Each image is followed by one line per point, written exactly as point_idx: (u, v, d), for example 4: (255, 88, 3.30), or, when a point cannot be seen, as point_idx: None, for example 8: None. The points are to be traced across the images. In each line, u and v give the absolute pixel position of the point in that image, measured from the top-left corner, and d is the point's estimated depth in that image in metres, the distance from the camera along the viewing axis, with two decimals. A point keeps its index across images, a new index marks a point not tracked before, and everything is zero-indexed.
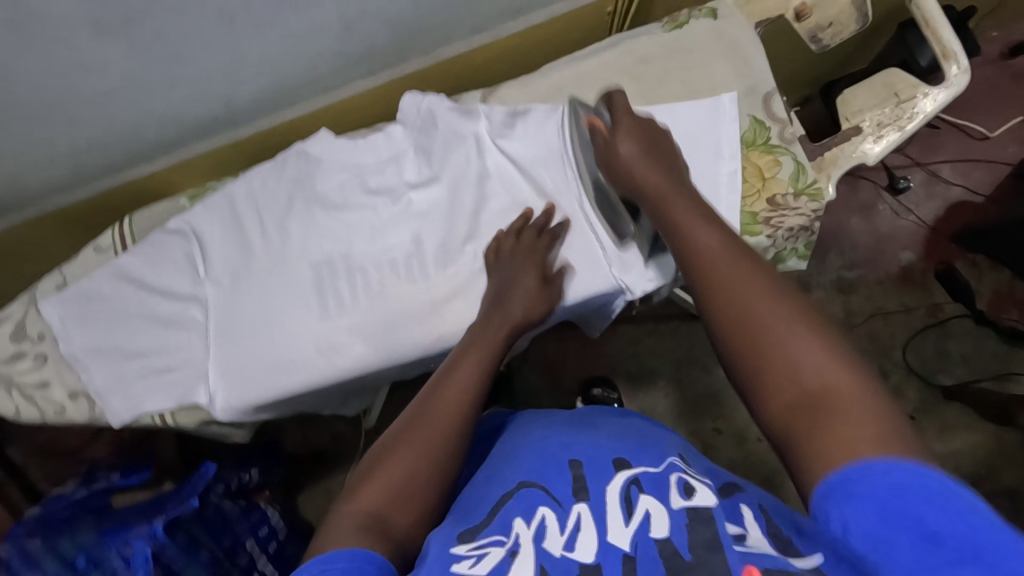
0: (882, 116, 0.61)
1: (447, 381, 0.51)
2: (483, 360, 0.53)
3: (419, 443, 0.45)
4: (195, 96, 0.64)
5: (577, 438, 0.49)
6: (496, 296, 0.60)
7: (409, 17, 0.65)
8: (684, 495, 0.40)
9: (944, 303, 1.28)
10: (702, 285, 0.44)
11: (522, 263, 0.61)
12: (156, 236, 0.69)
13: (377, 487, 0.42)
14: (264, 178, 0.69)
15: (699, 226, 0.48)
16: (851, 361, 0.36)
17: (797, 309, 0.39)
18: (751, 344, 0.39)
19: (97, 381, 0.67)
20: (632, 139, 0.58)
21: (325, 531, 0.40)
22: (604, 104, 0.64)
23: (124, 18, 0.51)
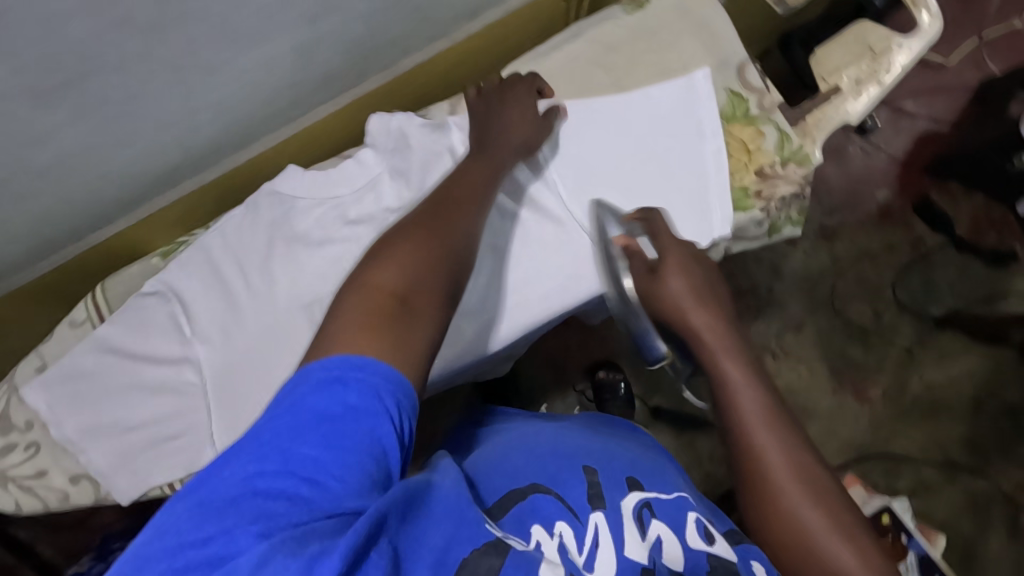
0: (860, 72, 0.61)
1: (455, 186, 0.54)
2: (486, 175, 0.55)
3: (421, 239, 0.47)
4: (152, 148, 0.61)
5: (589, 444, 0.55)
6: (485, 118, 0.60)
7: (363, 34, 0.62)
8: (706, 539, 0.45)
9: (925, 235, 1.28)
10: (752, 481, 0.49)
11: (513, 101, 0.60)
12: (134, 302, 0.66)
13: (394, 266, 0.44)
14: (238, 224, 0.67)
15: (744, 388, 0.51)
16: (875, 555, 0.45)
17: (843, 523, 0.46)
18: (803, 532, 0.46)
19: (98, 462, 0.64)
20: (683, 274, 0.54)
21: (329, 328, 0.40)
22: (636, 220, 0.59)
23: (65, 83, 0.48)
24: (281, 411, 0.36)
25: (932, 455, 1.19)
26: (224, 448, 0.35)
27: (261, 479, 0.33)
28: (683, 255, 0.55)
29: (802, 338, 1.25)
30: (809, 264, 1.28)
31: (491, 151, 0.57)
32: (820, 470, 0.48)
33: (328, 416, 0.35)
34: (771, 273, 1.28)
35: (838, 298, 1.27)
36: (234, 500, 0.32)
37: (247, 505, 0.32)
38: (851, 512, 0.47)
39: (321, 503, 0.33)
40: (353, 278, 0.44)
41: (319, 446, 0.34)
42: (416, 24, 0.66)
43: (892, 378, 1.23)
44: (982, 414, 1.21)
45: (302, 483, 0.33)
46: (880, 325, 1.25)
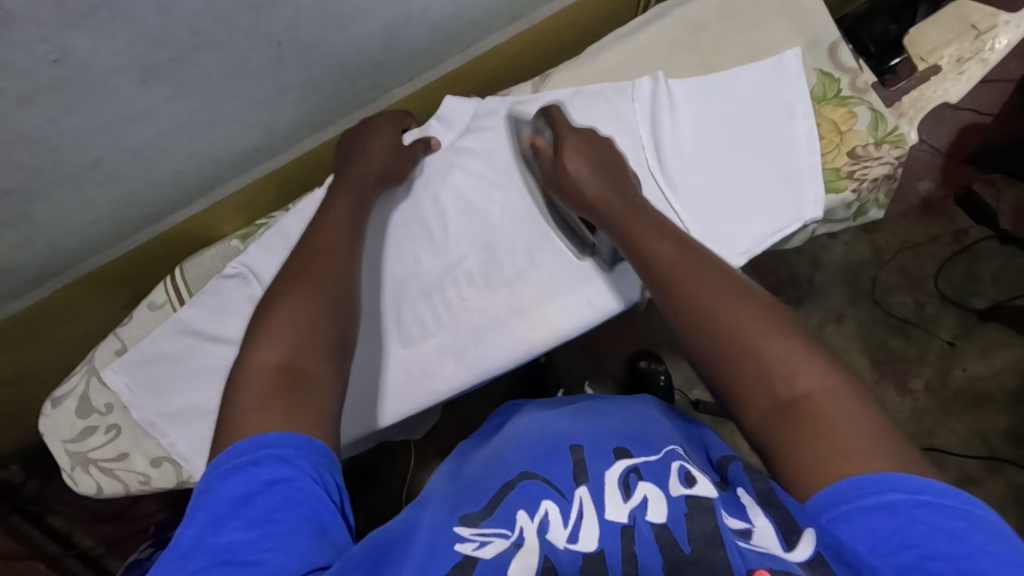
0: (961, 51, 0.61)
1: (332, 227, 0.54)
2: (354, 211, 0.57)
3: (317, 290, 0.48)
4: (237, 132, 0.61)
5: (585, 419, 0.50)
6: (352, 151, 0.62)
7: (449, 15, 0.62)
8: (686, 483, 0.41)
9: (968, 227, 1.26)
10: (675, 311, 0.47)
11: (378, 131, 0.62)
12: (213, 284, 0.65)
13: (279, 341, 0.44)
14: (317, 206, 0.66)
15: (648, 238, 0.52)
16: (815, 351, 0.42)
17: (775, 320, 0.44)
18: (746, 349, 0.43)
19: (180, 445, 0.64)
20: (580, 155, 0.58)
21: (234, 411, 0.41)
22: (540, 119, 0.63)
23: (171, 59, 0.47)
24: (200, 505, 0.37)
25: (975, 449, 1.18)
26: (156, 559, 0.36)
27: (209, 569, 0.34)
28: (585, 138, 0.60)
29: (842, 330, 1.24)
30: (849, 254, 1.27)
31: (363, 184, 0.59)
32: (739, 282, 0.47)
33: (244, 498, 0.37)
34: (811, 264, 1.26)
35: (879, 290, 1.25)
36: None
37: None
38: (775, 309, 0.45)
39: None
40: (240, 362, 0.44)
41: (244, 528, 0.35)
42: (498, 5, 0.65)
43: (934, 370, 1.22)
44: None
45: (236, 568, 0.34)
46: (922, 317, 1.23)
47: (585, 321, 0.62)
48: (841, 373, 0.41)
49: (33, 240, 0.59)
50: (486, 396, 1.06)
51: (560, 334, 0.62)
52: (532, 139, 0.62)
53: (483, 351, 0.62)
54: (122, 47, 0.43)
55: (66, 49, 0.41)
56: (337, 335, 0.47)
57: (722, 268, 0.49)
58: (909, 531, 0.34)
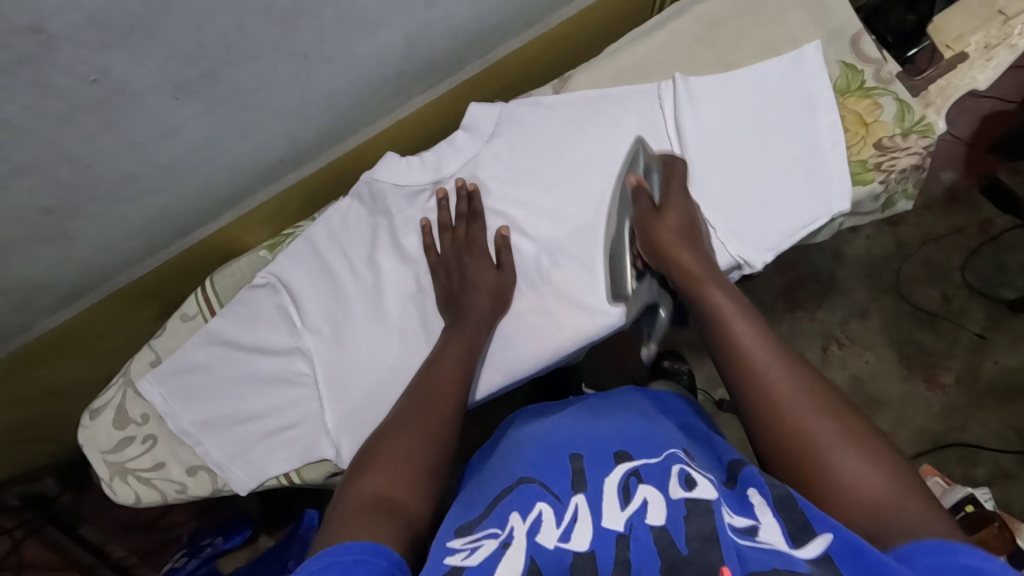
0: (988, 37, 0.58)
1: (440, 365, 0.57)
2: (461, 356, 0.57)
3: (425, 427, 0.51)
4: (264, 144, 0.62)
5: (591, 427, 0.52)
6: (451, 305, 0.62)
7: (470, 22, 0.62)
8: (685, 486, 0.41)
9: (994, 217, 1.24)
10: (757, 411, 0.48)
11: (467, 260, 0.63)
12: (244, 294, 0.66)
13: (384, 474, 0.47)
14: (344, 216, 0.66)
15: (733, 319, 0.53)
16: (890, 457, 0.44)
17: (848, 424, 0.45)
18: (827, 447, 0.44)
19: (216, 454, 0.66)
20: (679, 216, 0.59)
21: (332, 520, 0.43)
22: (655, 163, 0.62)
23: (204, 75, 0.48)
24: None
25: (1009, 442, 1.16)
26: None
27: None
28: (682, 183, 0.60)
29: (868, 325, 1.22)
30: (872, 248, 1.25)
31: (468, 322, 0.60)
32: (812, 373, 0.49)
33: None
34: (833, 259, 1.25)
35: (904, 283, 1.23)
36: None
37: None
38: (849, 409, 0.46)
39: None
40: (343, 493, 0.47)
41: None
42: (517, 10, 0.65)
43: (963, 363, 1.19)
44: None
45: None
46: (950, 310, 1.21)
47: (612, 321, 0.62)
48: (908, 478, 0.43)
49: (72, 257, 0.61)
50: (509, 400, 1.06)
51: (588, 335, 0.62)
52: (637, 180, 0.61)
53: (509, 354, 0.63)
54: (157, 63, 0.44)
55: (106, 68, 0.42)
56: (434, 472, 0.49)
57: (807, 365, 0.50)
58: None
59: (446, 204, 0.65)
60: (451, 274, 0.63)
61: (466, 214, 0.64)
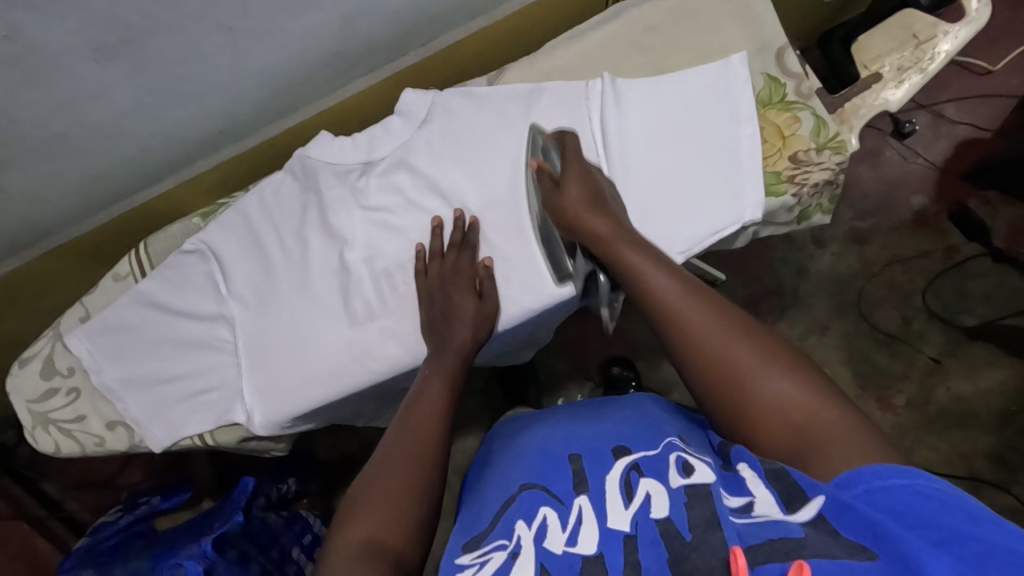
0: (902, 60, 0.61)
1: (422, 398, 0.55)
2: (443, 389, 0.56)
3: (405, 462, 0.49)
4: (200, 113, 0.63)
5: (579, 429, 0.53)
6: (437, 329, 0.61)
7: (406, 8, 0.63)
8: (683, 473, 0.42)
9: (960, 243, 1.25)
10: (688, 363, 0.48)
11: (453, 286, 0.62)
12: (173, 259, 0.68)
13: (369, 519, 0.45)
14: (276, 190, 0.68)
15: (647, 272, 0.52)
16: (813, 377, 0.44)
17: (765, 351, 0.46)
18: (758, 390, 0.44)
19: (135, 411, 0.67)
20: (583, 185, 0.58)
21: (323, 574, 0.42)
22: (549, 141, 0.62)
23: (122, 41, 0.49)
24: None
25: (954, 468, 1.17)
26: None
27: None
28: (585, 168, 0.59)
29: (826, 342, 1.23)
30: (837, 266, 1.26)
31: (450, 354, 0.59)
32: (721, 303, 0.49)
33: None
34: (797, 274, 1.26)
35: (865, 302, 1.24)
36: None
37: None
38: (769, 339, 0.47)
39: None
40: (326, 551, 0.44)
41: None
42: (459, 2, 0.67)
43: (917, 386, 1.20)
44: (1011, 427, 1.17)
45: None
46: (907, 332, 1.22)
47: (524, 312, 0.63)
48: (829, 394, 0.43)
49: (6, 209, 0.63)
50: None
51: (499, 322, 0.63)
52: (536, 164, 0.61)
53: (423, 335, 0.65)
54: (72, 25, 0.46)
55: (15, 26, 0.44)
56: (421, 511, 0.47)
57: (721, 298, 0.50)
58: (928, 517, 0.34)
59: (440, 232, 0.65)
60: (435, 298, 0.62)
61: (457, 244, 0.64)
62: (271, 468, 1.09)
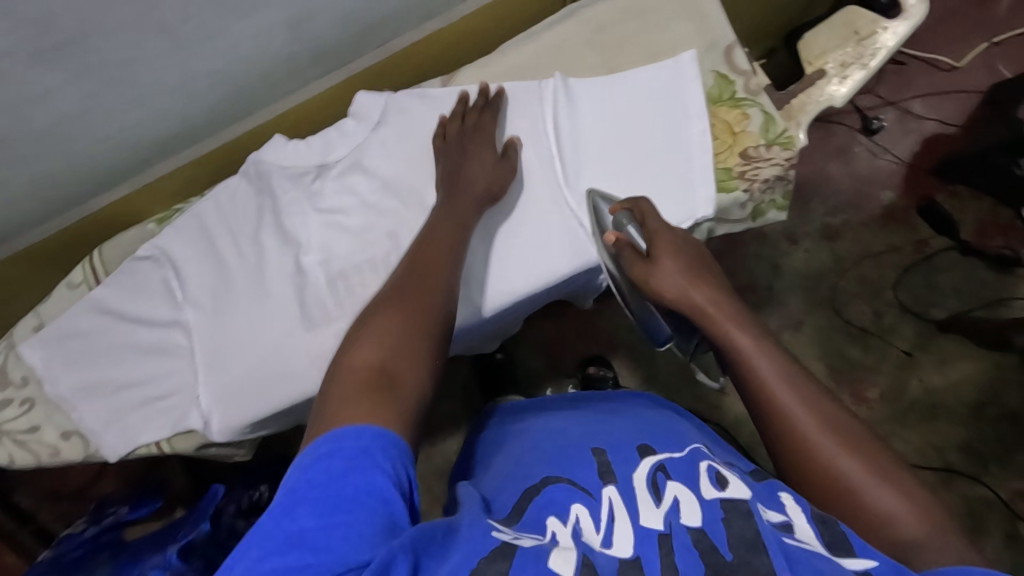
0: (845, 56, 0.62)
1: (433, 242, 0.56)
2: (456, 228, 0.57)
3: (417, 306, 0.50)
4: (151, 116, 0.63)
5: (601, 429, 0.55)
6: (449, 181, 0.60)
7: (357, 10, 0.63)
8: (718, 486, 0.43)
9: (929, 238, 1.26)
10: (791, 455, 0.48)
11: (474, 149, 0.62)
12: (128, 265, 0.68)
13: (376, 344, 0.47)
14: (231, 195, 0.68)
15: (759, 357, 0.51)
16: (919, 493, 0.44)
17: (874, 462, 0.46)
18: (867, 497, 0.44)
19: (89, 420, 0.66)
20: (676, 258, 0.56)
21: (330, 399, 0.44)
22: (623, 210, 0.58)
23: (61, 44, 0.49)
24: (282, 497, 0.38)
25: (929, 459, 1.17)
26: (244, 533, 0.37)
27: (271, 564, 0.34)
28: (675, 237, 0.57)
29: (800, 337, 1.24)
30: (810, 261, 1.27)
31: (461, 198, 0.59)
32: (829, 403, 0.49)
33: (317, 485, 0.38)
34: (771, 270, 1.27)
35: (838, 297, 1.25)
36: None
37: None
38: (878, 450, 0.47)
39: (326, 563, 0.34)
40: (337, 364, 0.47)
41: (317, 515, 0.36)
42: (412, 5, 0.67)
43: (889, 379, 1.21)
44: (981, 417, 1.19)
45: (311, 553, 0.34)
46: (879, 326, 1.23)
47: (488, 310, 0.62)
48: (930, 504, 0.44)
49: None
50: None
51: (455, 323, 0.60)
52: (614, 237, 0.58)
53: None
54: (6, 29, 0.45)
55: None
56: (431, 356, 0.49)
57: (833, 401, 0.49)
58: None
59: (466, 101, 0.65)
60: (452, 157, 0.62)
61: (483, 100, 0.65)
62: (244, 475, 1.08)
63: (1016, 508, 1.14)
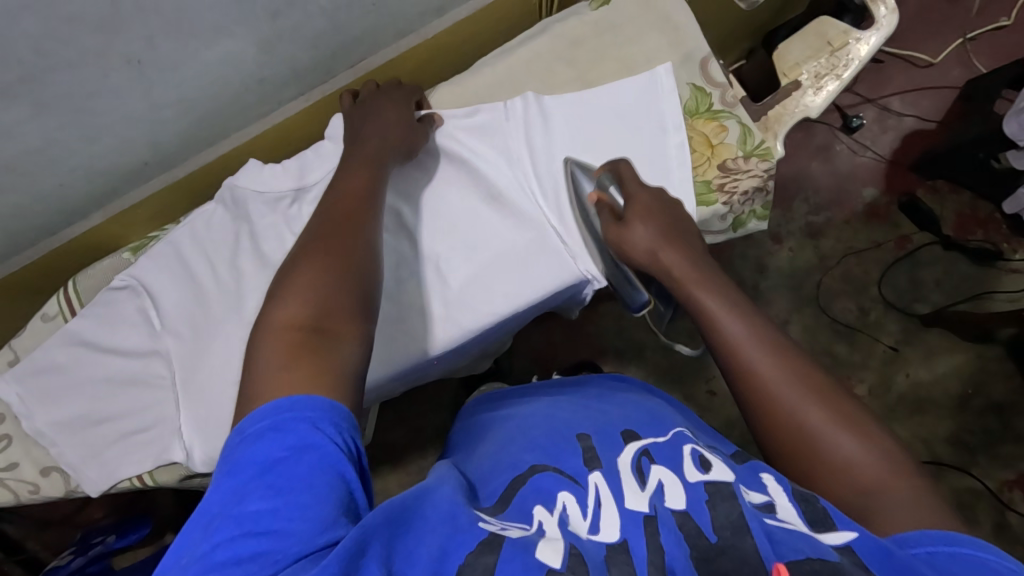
0: (819, 67, 0.64)
1: (352, 193, 0.53)
2: (370, 176, 0.55)
3: (341, 255, 0.47)
4: (120, 144, 0.61)
5: (588, 415, 0.54)
6: (355, 144, 0.59)
7: (326, 30, 0.62)
8: (701, 469, 0.42)
9: (911, 233, 1.27)
10: (752, 406, 0.48)
11: (385, 106, 0.62)
12: (102, 296, 0.67)
13: (301, 300, 0.44)
14: (208, 221, 0.67)
15: (721, 313, 0.51)
16: (884, 442, 0.44)
17: (836, 411, 0.45)
18: (824, 447, 0.44)
19: (68, 455, 0.65)
20: (648, 220, 0.56)
21: (261, 362, 0.41)
22: (605, 173, 0.60)
23: (20, 80, 0.48)
24: (222, 479, 0.37)
25: (918, 453, 1.18)
26: (183, 526, 0.36)
27: (223, 549, 0.33)
28: (648, 200, 0.57)
29: (788, 336, 1.24)
30: (795, 260, 1.28)
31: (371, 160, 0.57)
32: (796, 356, 0.49)
33: (266, 464, 0.36)
34: (756, 271, 1.27)
35: (823, 296, 1.26)
36: (202, 574, 0.33)
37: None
38: (844, 401, 0.46)
39: (285, 551, 0.33)
40: (261, 323, 0.44)
41: (266, 496, 0.35)
42: (381, 22, 0.66)
43: (877, 375, 1.22)
44: (968, 409, 1.20)
45: (260, 539, 0.33)
46: (865, 323, 1.24)
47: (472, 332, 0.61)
48: (893, 455, 0.43)
49: None
50: None
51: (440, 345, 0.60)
52: (597, 197, 0.59)
53: None
54: None
55: None
56: (361, 298, 0.46)
57: (800, 354, 0.49)
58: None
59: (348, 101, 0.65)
60: (358, 123, 0.61)
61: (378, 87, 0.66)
62: None
63: (1004, 498, 1.15)
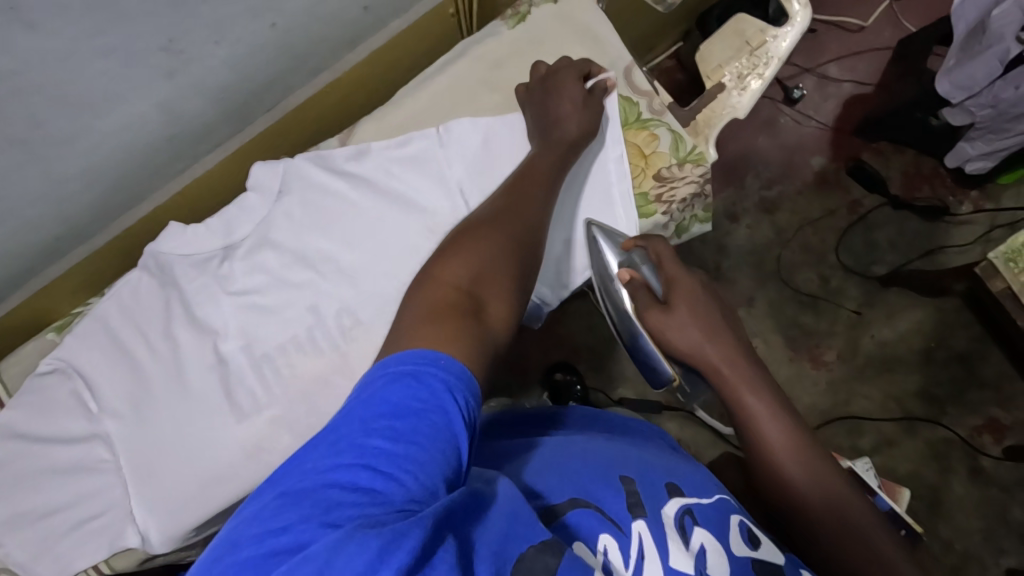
0: (740, 67, 0.64)
1: (527, 181, 0.56)
2: (548, 183, 0.57)
3: (498, 239, 0.50)
4: (29, 224, 0.58)
5: (620, 449, 0.48)
6: (541, 125, 0.60)
7: (231, 79, 0.58)
8: (750, 543, 0.43)
9: (862, 197, 1.28)
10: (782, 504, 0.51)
11: (563, 82, 0.59)
12: (30, 384, 0.63)
13: (465, 264, 0.46)
14: (133, 291, 0.64)
15: (762, 413, 0.53)
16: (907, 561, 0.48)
17: (864, 525, 0.49)
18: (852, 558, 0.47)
19: (16, 554, 0.60)
20: (692, 310, 0.57)
21: (413, 301, 0.43)
22: (637, 249, 0.59)
23: None
24: (321, 435, 0.33)
25: (890, 412, 1.18)
26: (289, 454, 0.32)
27: (341, 471, 0.31)
28: (690, 283, 0.58)
29: (755, 313, 1.24)
30: (753, 237, 1.28)
31: (556, 143, 0.58)
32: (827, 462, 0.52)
33: (399, 409, 0.33)
34: (716, 251, 1.27)
35: (784, 269, 1.26)
36: (313, 489, 0.30)
37: (331, 506, 0.29)
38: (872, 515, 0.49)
39: (394, 496, 0.30)
40: (422, 274, 0.46)
41: (393, 438, 0.32)
42: (291, 62, 0.63)
43: (844, 340, 1.22)
44: (933, 362, 1.20)
45: (375, 475, 0.31)
46: (828, 290, 1.24)
47: None
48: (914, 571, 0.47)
49: None
50: None
51: None
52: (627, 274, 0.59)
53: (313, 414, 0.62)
54: None
55: None
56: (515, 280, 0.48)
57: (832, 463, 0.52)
58: None
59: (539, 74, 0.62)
60: (543, 98, 0.60)
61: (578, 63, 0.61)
62: None
63: (977, 444, 1.15)
